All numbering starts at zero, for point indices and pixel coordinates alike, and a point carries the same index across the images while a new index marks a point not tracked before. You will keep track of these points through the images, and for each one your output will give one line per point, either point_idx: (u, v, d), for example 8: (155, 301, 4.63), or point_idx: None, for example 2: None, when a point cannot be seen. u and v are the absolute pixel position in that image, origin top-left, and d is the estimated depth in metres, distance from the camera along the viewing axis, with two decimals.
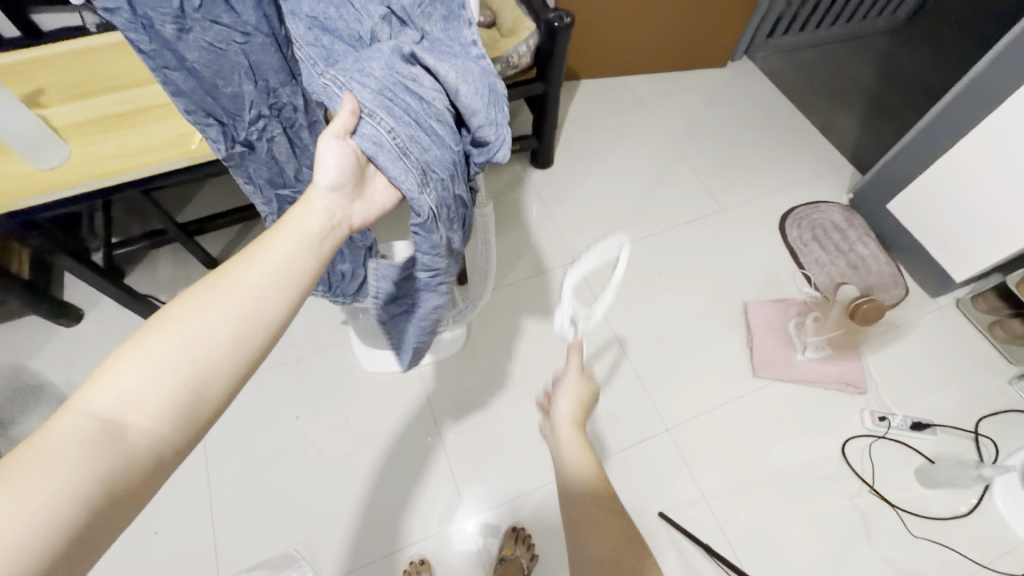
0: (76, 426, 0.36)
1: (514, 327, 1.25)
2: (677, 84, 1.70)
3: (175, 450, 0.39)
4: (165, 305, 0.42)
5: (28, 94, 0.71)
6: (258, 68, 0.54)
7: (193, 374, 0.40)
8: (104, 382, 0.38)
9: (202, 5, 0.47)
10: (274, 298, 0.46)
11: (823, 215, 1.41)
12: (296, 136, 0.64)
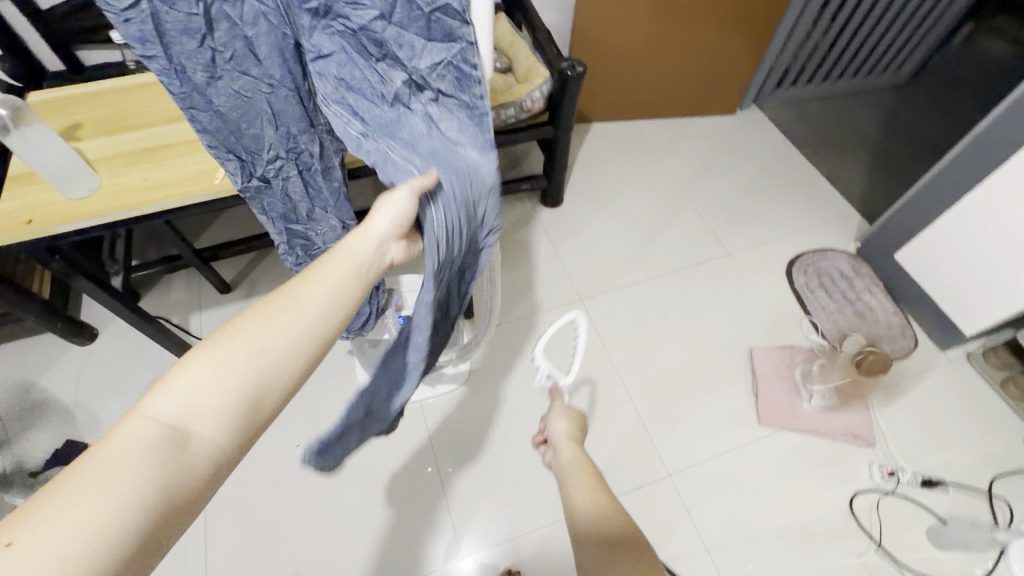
0: (142, 431, 0.36)
1: (518, 363, 1.25)
2: (685, 129, 1.74)
3: (232, 457, 0.39)
4: (232, 318, 0.43)
5: (65, 128, 0.76)
6: (281, 116, 0.58)
7: (254, 386, 0.41)
8: (170, 389, 0.38)
9: (234, 58, 0.51)
10: (331, 313, 0.46)
11: (830, 263, 1.42)
12: (312, 179, 0.67)
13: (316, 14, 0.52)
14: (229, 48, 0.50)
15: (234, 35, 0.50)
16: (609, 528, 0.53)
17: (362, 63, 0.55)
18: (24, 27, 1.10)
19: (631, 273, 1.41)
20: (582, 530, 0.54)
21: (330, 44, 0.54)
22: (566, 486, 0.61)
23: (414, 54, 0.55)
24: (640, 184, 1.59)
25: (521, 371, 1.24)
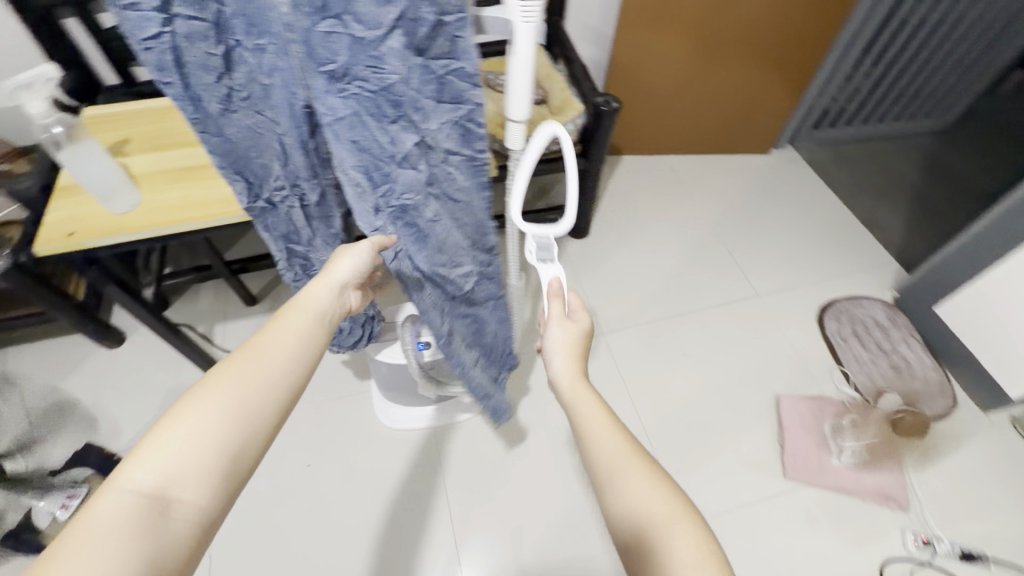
0: (122, 502, 0.39)
1: (536, 394, 1.23)
2: (716, 166, 1.73)
3: (214, 514, 0.42)
4: (198, 382, 0.45)
5: (113, 143, 0.78)
6: (289, 156, 0.59)
7: (230, 445, 0.44)
8: (145, 459, 0.41)
9: (249, 98, 0.54)
10: (297, 362, 0.50)
11: (864, 310, 1.37)
12: (312, 214, 0.68)
13: (332, 76, 0.48)
14: (246, 88, 0.52)
15: (251, 77, 0.51)
16: (668, 510, 0.45)
17: (374, 125, 0.53)
18: (85, 42, 1.16)
19: (655, 309, 1.38)
20: (631, 528, 0.45)
21: (343, 108, 0.51)
22: (602, 461, 0.49)
23: (425, 117, 0.53)
24: (668, 219, 1.57)
25: (538, 404, 1.22)
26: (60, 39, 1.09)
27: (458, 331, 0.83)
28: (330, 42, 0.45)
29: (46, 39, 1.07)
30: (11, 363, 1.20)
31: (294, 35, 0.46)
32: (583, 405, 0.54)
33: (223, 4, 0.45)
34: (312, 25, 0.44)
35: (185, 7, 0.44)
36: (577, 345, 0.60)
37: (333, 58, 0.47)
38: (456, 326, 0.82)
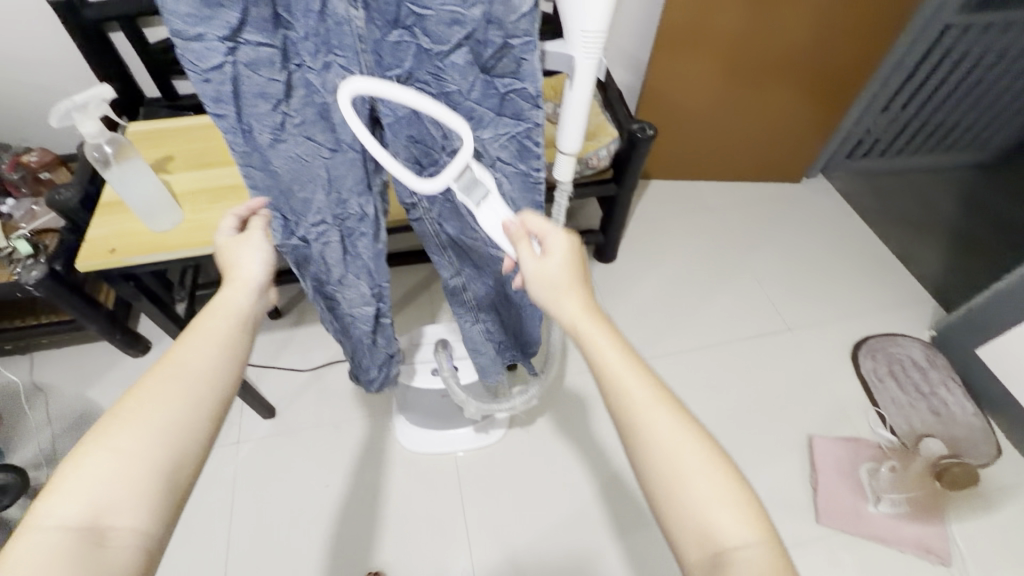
0: (53, 538, 0.39)
1: (560, 423, 1.20)
2: (746, 193, 1.70)
3: (155, 533, 0.42)
4: (115, 406, 0.44)
5: (157, 159, 0.79)
6: (336, 182, 0.55)
7: (162, 463, 0.43)
8: (70, 492, 0.40)
9: (302, 124, 0.49)
10: (220, 370, 0.49)
11: (901, 349, 1.33)
12: (351, 242, 0.63)
13: (396, 82, 0.48)
14: (300, 115, 0.48)
15: (310, 103, 0.48)
16: (701, 464, 0.43)
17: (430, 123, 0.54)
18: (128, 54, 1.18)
19: (682, 338, 1.35)
20: (664, 481, 0.43)
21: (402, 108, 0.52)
22: (629, 410, 0.45)
23: (482, 127, 0.53)
24: (696, 246, 1.55)
25: (561, 433, 1.19)
26: (106, 52, 1.11)
27: (477, 293, 0.84)
28: (398, 51, 0.45)
29: (92, 52, 1.09)
30: (37, 371, 1.22)
31: (364, 46, 0.44)
32: (604, 348, 0.48)
33: (290, 28, 0.42)
34: (382, 35, 0.44)
35: (254, 33, 0.41)
36: (571, 278, 0.52)
37: (398, 66, 0.47)
38: (476, 287, 0.82)
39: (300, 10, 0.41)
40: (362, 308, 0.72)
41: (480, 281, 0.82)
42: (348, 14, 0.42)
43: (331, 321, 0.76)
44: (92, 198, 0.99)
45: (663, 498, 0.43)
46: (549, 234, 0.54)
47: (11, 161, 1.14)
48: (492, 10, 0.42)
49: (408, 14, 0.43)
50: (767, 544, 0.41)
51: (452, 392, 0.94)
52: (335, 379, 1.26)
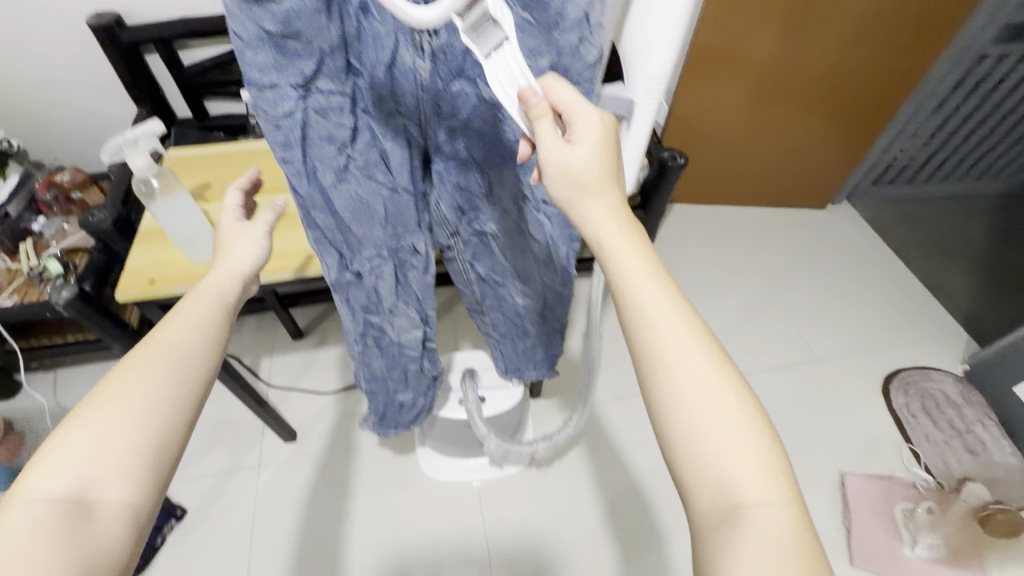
0: (40, 508, 0.38)
1: (585, 454, 1.18)
2: (770, 219, 1.69)
3: (147, 502, 0.41)
4: (99, 381, 0.43)
5: (196, 186, 0.79)
6: (394, 218, 0.54)
7: (147, 433, 0.41)
8: (56, 463, 0.39)
9: (365, 166, 0.48)
10: (202, 344, 0.48)
11: (934, 384, 1.30)
12: (402, 276, 0.63)
13: (454, 130, 0.48)
14: (364, 157, 0.48)
15: (373, 146, 0.47)
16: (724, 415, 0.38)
17: (479, 175, 0.52)
18: (163, 75, 1.18)
19: None
20: (682, 426, 0.38)
21: (456, 158, 0.51)
22: (653, 346, 0.40)
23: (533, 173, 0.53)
24: (721, 272, 1.53)
25: (584, 464, 1.17)
26: (141, 74, 1.12)
27: (495, 321, 0.73)
28: (461, 99, 0.46)
29: (129, 73, 1.10)
30: (61, 391, 1.22)
31: (428, 96, 0.45)
32: (633, 274, 0.41)
33: (359, 77, 0.43)
34: (446, 86, 0.45)
35: (328, 81, 0.41)
36: (601, 176, 0.42)
37: (458, 113, 0.47)
38: (496, 317, 0.72)
39: (371, 62, 0.42)
40: (411, 333, 0.73)
41: (503, 313, 0.71)
42: (415, 65, 0.42)
43: (375, 355, 0.75)
44: (124, 219, 0.97)
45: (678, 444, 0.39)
46: (575, 112, 0.41)
47: (45, 181, 1.15)
48: (559, 62, 0.42)
49: (475, 65, 0.43)
50: (791, 506, 0.37)
51: (477, 425, 0.92)
52: (357, 402, 1.25)
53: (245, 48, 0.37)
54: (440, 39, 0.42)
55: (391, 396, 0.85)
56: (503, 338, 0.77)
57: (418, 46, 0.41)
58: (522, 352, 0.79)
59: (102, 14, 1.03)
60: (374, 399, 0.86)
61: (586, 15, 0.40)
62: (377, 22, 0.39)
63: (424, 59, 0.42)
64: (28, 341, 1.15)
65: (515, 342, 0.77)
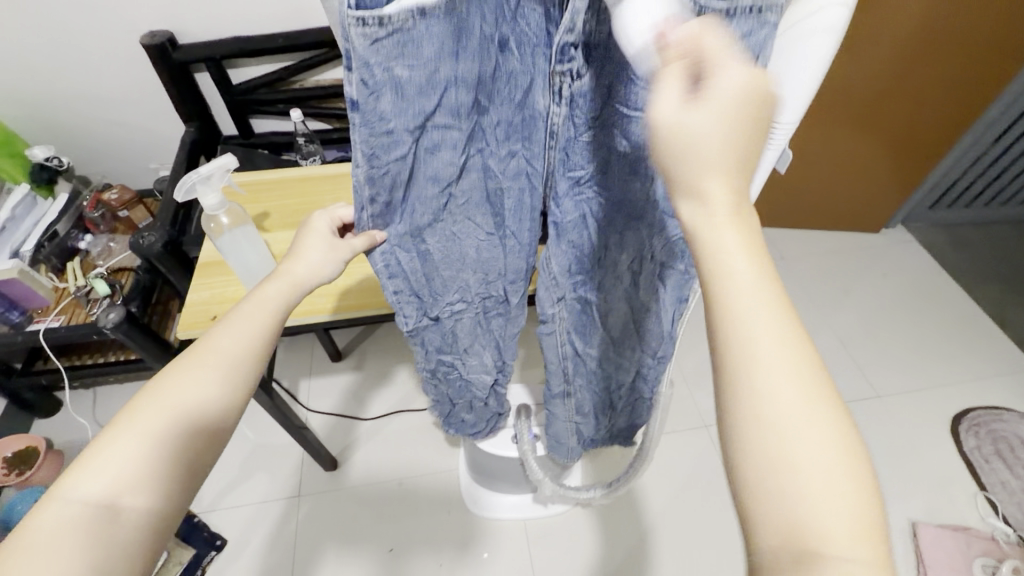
0: (71, 513, 0.35)
1: (637, 491, 1.13)
2: (822, 243, 1.62)
3: (170, 513, 0.38)
4: (153, 378, 0.40)
5: (255, 215, 0.76)
6: (486, 262, 0.53)
7: (186, 446, 0.39)
8: (93, 465, 0.36)
9: (466, 207, 0.47)
10: (253, 352, 0.44)
11: (1008, 426, 1.22)
12: (484, 320, 0.61)
13: (575, 182, 0.44)
14: (466, 196, 0.46)
15: (479, 184, 0.46)
16: (829, 454, 0.28)
17: (596, 229, 0.48)
18: (212, 94, 1.15)
19: None
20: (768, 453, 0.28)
21: (573, 213, 0.46)
22: (750, 370, 0.29)
23: (654, 230, 0.47)
24: None
25: (632, 499, 1.12)
26: (191, 92, 1.10)
27: (582, 402, 0.71)
28: (588, 150, 0.41)
29: (178, 92, 1.08)
30: (100, 411, 1.20)
31: (554, 143, 0.42)
32: (739, 272, 0.29)
33: (484, 115, 0.41)
34: (579, 134, 0.40)
35: (445, 118, 0.38)
36: (712, 163, 0.28)
37: (583, 166, 0.43)
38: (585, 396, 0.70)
39: (502, 98, 0.40)
40: (481, 376, 0.70)
41: (593, 389, 0.69)
42: (548, 109, 0.41)
43: (441, 387, 0.71)
44: (175, 243, 0.95)
45: (762, 484, 0.28)
46: (725, 74, 0.27)
47: (93, 198, 1.14)
48: None
49: (613, 113, 0.39)
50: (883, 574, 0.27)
51: (529, 468, 0.88)
52: (397, 429, 1.22)
53: (369, 96, 0.34)
54: (582, 83, 0.37)
55: (455, 411, 0.79)
56: (583, 420, 0.75)
57: (556, 90, 0.38)
58: (599, 432, 0.79)
59: (156, 33, 1.00)
60: (438, 406, 0.78)
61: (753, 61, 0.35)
62: (515, 58, 0.38)
63: (559, 103, 0.39)
64: (71, 359, 1.15)
65: (595, 422, 0.76)
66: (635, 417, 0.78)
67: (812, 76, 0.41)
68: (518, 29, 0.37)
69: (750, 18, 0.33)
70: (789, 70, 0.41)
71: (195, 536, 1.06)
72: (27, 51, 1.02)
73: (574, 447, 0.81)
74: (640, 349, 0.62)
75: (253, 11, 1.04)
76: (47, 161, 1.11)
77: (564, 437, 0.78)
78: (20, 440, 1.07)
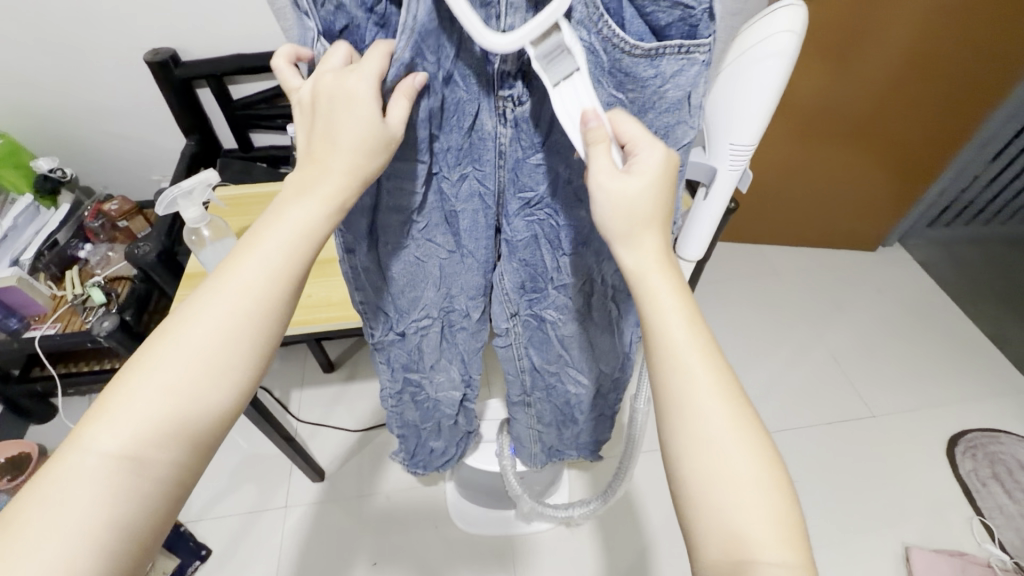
0: (88, 465, 0.31)
1: (624, 507, 1.12)
2: (817, 260, 1.62)
3: (196, 463, 0.35)
4: (170, 314, 0.35)
5: (243, 228, 0.78)
6: (448, 279, 0.54)
7: (208, 393, 0.34)
8: (110, 416, 0.32)
9: (425, 230, 0.48)
10: (278, 285, 0.36)
11: (1005, 449, 1.20)
12: (449, 335, 0.62)
13: (526, 203, 0.47)
14: (425, 221, 0.47)
15: (437, 209, 0.47)
16: (755, 470, 0.35)
17: (547, 249, 0.51)
18: (212, 109, 1.18)
19: None
20: (696, 473, 0.35)
21: (524, 232, 0.49)
22: (685, 411, 0.36)
23: (602, 259, 0.52)
24: (765, 316, 1.48)
25: (619, 515, 1.11)
26: (192, 106, 1.12)
27: (543, 413, 0.74)
28: (536, 173, 0.44)
29: (180, 106, 1.10)
30: None
31: (504, 162, 0.44)
32: (673, 325, 0.37)
33: (432, 145, 0.41)
34: (526, 155, 0.43)
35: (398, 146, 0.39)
36: (652, 214, 0.38)
37: (533, 187, 0.45)
38: (545, 408, 0.73)
39: (450, 127, 0.40)
40: (449, 393, 0.71)
41: (552, 403, 0.72)
42: (495, 130, 0.42)
43: (409, 409, 0.72)
44: (169, 253, 0.97)
45: (695, 503, 0.35)
46: (643, 144, 0.37)
47: (94, 209, 1.16)
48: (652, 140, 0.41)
49: (560, 139, 0.42)
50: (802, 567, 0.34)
51: (509, 483, 0.89)
52: (384, 441, 1.22)
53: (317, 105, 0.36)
54: (523, 106, 0.40)
55: (422, 444, 0.81)
56: (545, 428, 0.78)
57: (501, 113, 0.41)
58: (566, 442, 0.81)
59: (159, 50, 1.03)
60: (404, 442, 0.80)
61: (687, 95, 0.37)
62: (461, 88, 0.38)
63: (506, 125, 0.41)
64: (66, 366, 1.17)
65: (557, 431, 0.78)
66: (600, 433, 0.80)
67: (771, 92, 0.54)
68: (461, 61, 0.37)
69: (678, 58, 0.35)
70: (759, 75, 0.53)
71: (180, 545, 1.05)
72: (34, 66, 1.05)
73: (537, 454, 0.84)
74: (596, 365, 0.65)
75: (251, 30, 1.07)
76: (51, 172, 1.13)
77: (527, 442, 0.82)
78: (14, 446, 1.09)
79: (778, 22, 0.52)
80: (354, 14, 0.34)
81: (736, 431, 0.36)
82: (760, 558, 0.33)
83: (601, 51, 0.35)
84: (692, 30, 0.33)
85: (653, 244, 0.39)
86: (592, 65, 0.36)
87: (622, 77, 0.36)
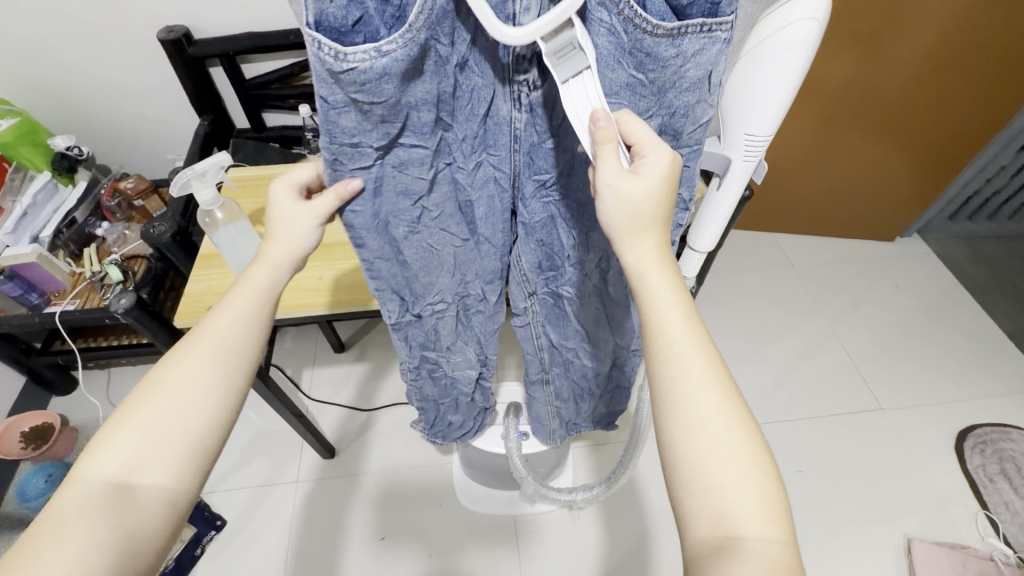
0: (92, 490, 0.37)
1: (629, 491, 1.14)
2: (831, 250, 1.60)
3: (184, 488, 0.40)
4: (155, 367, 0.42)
5: (254, 210, 0.79)
6: (462, 266, 0.54)
7: (187, 425, 0.40)
8: (105, 450, 0.39)
9: (439, 217, 0.48)
10: (245, 336, 0.44)
11: (1015, 446, 1.19)
12: (466, 318, 0.62)
13: (540, 185, 0.47)
14: (439, 208, 0.47)
15: (451, 196, 0.47)
16: (744, 452, 0.36)
17: (563, 228, 0.51)
18: (225, 89, 1.18)
19: (763, 410, 1.26)
20: (687, 455, 0.36)
21: (540, 213, 0.49)
22: (677, 398, 0.37)
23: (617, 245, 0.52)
24: (778, 304, 1.47)
25: (622, 499, 1.13)
26: (204, 86, 1.12)
27: (560, 389, 0.75)
28: (550, 156, 0.44)
29: (191, 84, 1.10)
30: (114, 391, 1.25)
31: (518, 147, 0.44)
32: (667, 318, 0.38)
33: (448, 130, 0.42)
34: (541, 138, 0.43)
35: (414, 138, 0.40)
36: (655, 216, 0.39)
37: (547, 169, 0.45)
38: (562, 384, 0.73)
39: (463, 114, 0.41)
40: (466, 371, 0.72)
41: (569, 378, 0.72)
42: (510, 115, 0.42)
43: (426, 385, 0.73)
44: (183, 232, 0.98)
45: (683, 484, 0.36)
46: (650, 147, 0.38)
47: (110, 187, 1.18)
48: (670, 122, 0.40)
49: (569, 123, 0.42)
50: (786, 548, 0.34)
51: (514, 465, 0.90)
52: (394, 420, 1.25)
53: (331, 111, 0.35)
54: (539, 91, 0.40)
55: (441, 416, 0.82)
56: (562, 405, 0.79)
57: (516, 97, 0.41)
58: (582, 416, 0.82)
59: (171, 28, 1.02)
60: (423, 414, 0.81)
61: (708, 74, 0.37)
62: (476, 74, 0.39)
63: (520, 110, 0.41)
64: (86, 341, 1.21)
65: (577, 406, 0.79)
66: (614, 403, 0.81)
67: (788, 81, 0.53)
68: (478, 47, 0.38)
69: (700, 36, 0.34)
70: (779, 63, 0.52)
71: (197, 514, 1.08)
72: (49, 44, 1.05)
73: (555, 430, 0.85)
74: (613, 339, 0.65)
75: (264, 8, 1.06)
76: (68, 150, 1.15)
77: (546, 419, 0.83)
78: (38, 416, 1.13)
79: (800, 10, 0.50)
80: (367, 6, 0.33)
81: (727, 417, 0.37)
82: (745, 537, 0.34)
83: (622, 32, 0.33)
84: (712, 8, 0.33)
85: (654, 243, 0.40)
86: (612, 46, 0.34)
87: (642, 58, 0.35)
